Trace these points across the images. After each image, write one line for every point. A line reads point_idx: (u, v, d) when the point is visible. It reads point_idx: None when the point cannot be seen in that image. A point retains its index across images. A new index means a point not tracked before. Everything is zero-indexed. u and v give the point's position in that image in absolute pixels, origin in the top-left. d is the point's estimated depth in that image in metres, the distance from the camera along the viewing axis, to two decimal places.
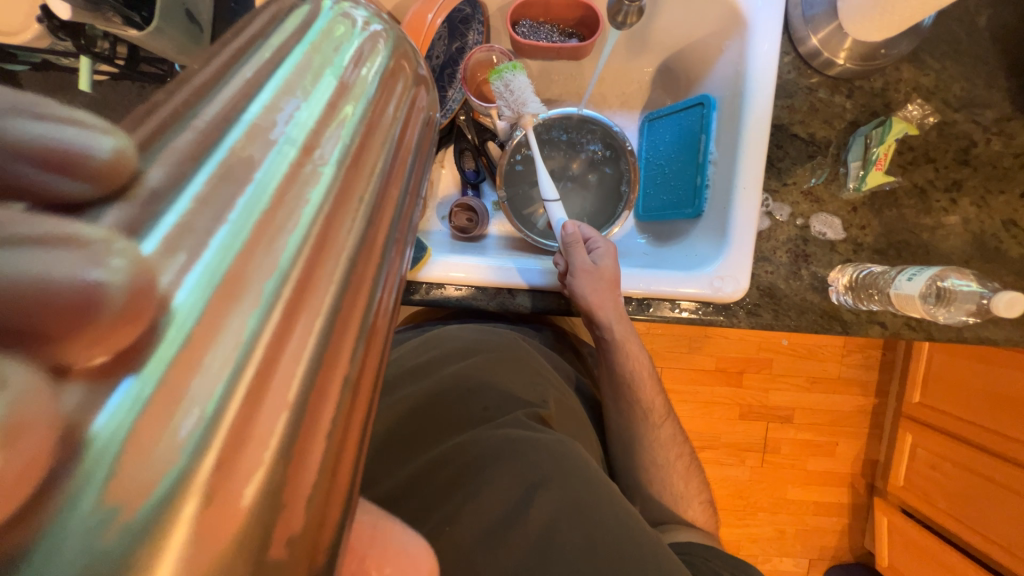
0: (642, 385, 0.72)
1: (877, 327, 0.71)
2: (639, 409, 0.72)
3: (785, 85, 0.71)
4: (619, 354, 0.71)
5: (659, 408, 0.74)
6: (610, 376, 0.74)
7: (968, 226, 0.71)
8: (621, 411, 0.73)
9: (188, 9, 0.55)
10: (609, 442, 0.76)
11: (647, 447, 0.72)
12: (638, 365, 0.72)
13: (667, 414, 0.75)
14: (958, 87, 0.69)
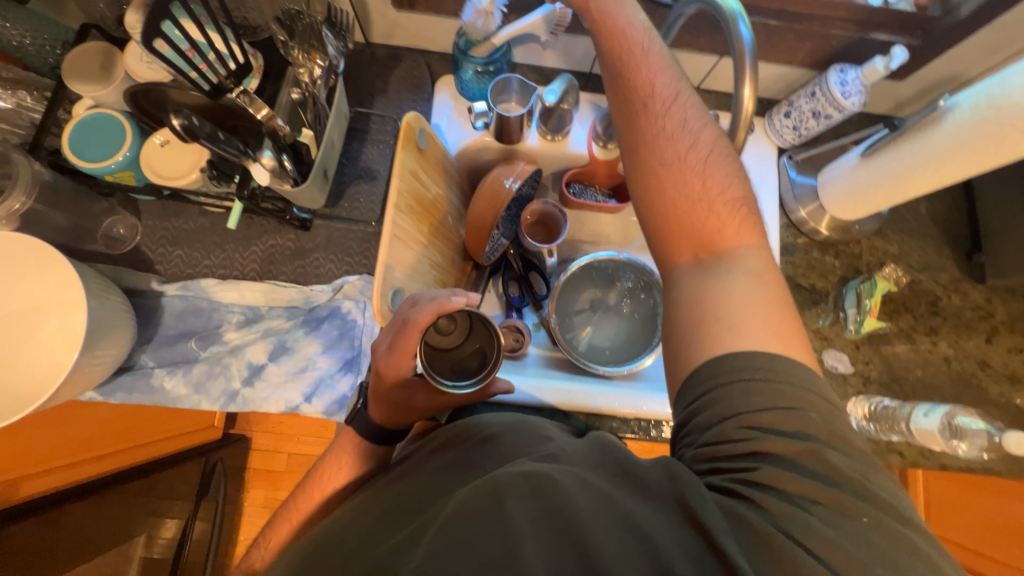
0: (702, 164, 0.51)
1: (896, 455, 0.78)
2: (692, 235, 0.49)
3: (785, 244, 0.88)
4: (659, 162, 0.52)
5: (731, 215, 0.50)
6: (648, 185, 0.52)
7: (950, 365, 0.85)
8: (668, 252, 0.51)
9: (325, 170, 0.68)
10: (675, 308, 0.48)
11: (744, 336, 0.44)
12: (694, 163, 0.51)
13: (745, 228, 0.50)
14: (916, 255, 0.88)
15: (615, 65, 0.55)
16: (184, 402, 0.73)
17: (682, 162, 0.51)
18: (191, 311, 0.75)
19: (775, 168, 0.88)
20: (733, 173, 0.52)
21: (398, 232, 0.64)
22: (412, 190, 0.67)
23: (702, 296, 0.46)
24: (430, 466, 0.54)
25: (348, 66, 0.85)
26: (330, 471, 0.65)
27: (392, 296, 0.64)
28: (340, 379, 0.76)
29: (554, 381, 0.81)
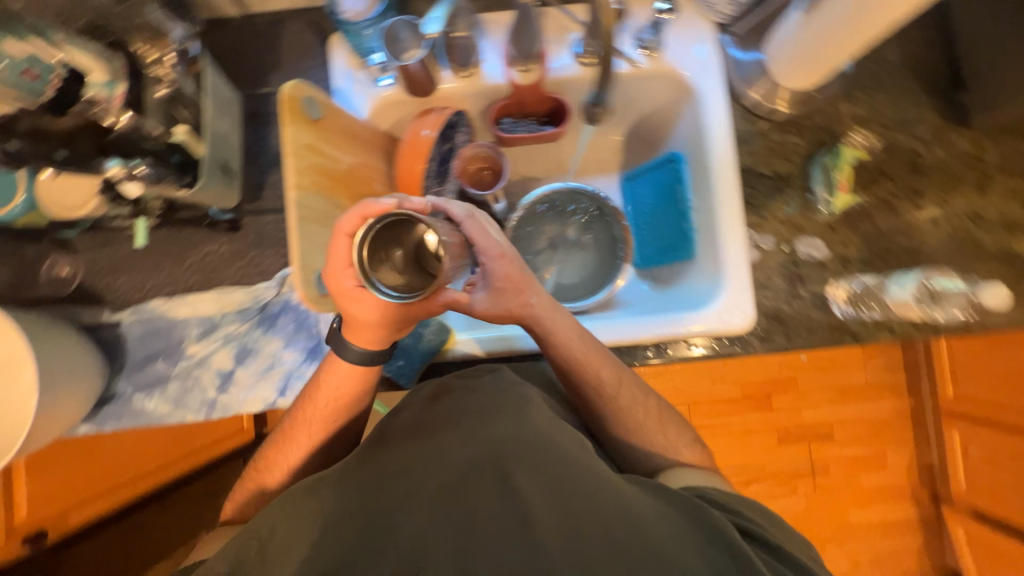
0: (604, 382, 0.70)
1: (885, 332, 0.75)
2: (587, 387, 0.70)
3: (740, 133, 0.80)
4: (567, 364, 0.69)
5: (601, 356, 0.70)
6: (562, 375, 0.71)
7: (938, 226, 0.78)
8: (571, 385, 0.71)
9: (224, 164, 0.65)
10: (575, 378, 0.70)
11: (609, 390, 0.71)
12: (591, 369, 0.69)
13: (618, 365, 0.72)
14: (891, 112, 0.79)
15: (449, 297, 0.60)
16: (170, 418, 0.76)
17: (596, 383, 0.70)
18: (152, 333, 0.77)
19: (717, 48, 0.79)
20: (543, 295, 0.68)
21: (307, 213, 0.61)
22: (314, 166, 0.63)
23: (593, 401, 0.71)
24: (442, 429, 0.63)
25: (234, 47, 0.79)
26: (313, 401, 0.68)
27: (319, 279, 0.61)
28: (308, 369, 0.76)
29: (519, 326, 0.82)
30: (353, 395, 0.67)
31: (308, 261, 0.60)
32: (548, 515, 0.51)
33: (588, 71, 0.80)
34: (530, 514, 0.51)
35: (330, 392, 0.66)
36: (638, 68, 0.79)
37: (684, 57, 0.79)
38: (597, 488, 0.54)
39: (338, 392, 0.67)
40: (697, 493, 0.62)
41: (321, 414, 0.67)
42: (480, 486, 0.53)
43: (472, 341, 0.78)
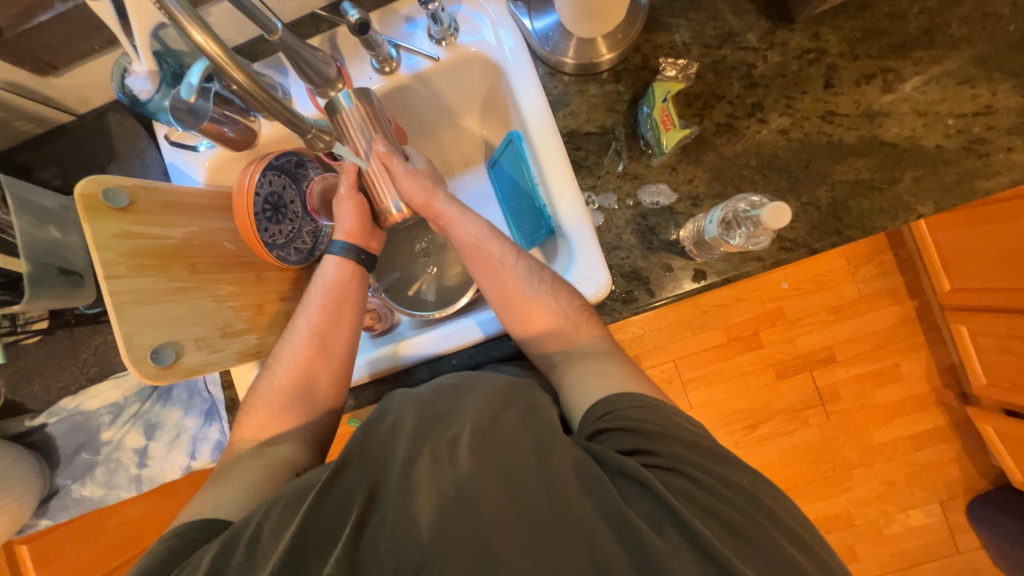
0: (545, 300, 0.68)
1: (753, 263, 0.71)
2: (526, 310, 0.69)
3: (559, 98, 0.77)
4: (504, 287, 0.70)
5: (542, 280, 0.69)
6: (501, 302, 0.70)
7: (789, 136, 0.72)
8: (512, 317, 0.70)
9: (61, 268, 0.70)
10: (527, 307, 0.69)
11: (570, 333, 0.67)
12: (526, 285, 0.69)
13: (563, 288, 0.69)
14: (711, 27, 0.73)
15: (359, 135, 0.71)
16: (108, 499, 0.84)
17: (539, 303, 0.68)
18: (72, 428, 0.84)
19: (511, 17, 0.76)
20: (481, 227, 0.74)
21: (127, 298, 0.64)
22: (129, 251, 0.67)
23: (535, 329, 0.68)
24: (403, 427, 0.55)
25: (72, 151, 0.84)
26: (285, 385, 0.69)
27: (156, 354, 0.65)
28: (209, 430, 0.82)
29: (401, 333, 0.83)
30: (345, 288, 0.76)
31: (136, 342, 0.64)
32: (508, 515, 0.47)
33: (390, 78, 0.78)
34: (495, 521, 0.47)
35: (324, 283, 0.75)
36: (437, 61, 0.77)
37: (480, 37, 0.77)
38: (560, 483, 0.48)
39: (334, 282, 0.75)
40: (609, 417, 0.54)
41: (319, 306, 0.73)
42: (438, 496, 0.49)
43: None
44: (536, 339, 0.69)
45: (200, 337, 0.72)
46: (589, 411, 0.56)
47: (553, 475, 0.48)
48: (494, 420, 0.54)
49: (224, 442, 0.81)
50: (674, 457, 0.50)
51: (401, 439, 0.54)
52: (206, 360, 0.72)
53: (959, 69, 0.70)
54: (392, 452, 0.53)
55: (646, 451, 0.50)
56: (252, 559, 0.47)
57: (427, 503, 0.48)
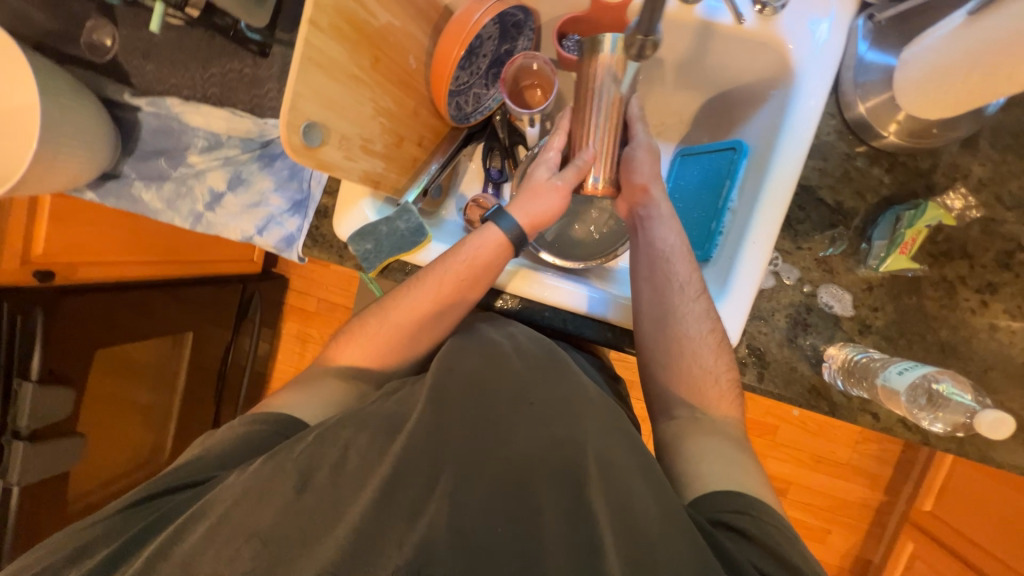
0: (701, 349, 0.64)
1: (868, 416, 0.67)
2: (676, 343, 0.64)
3: (820, 146, 0.69)
4: (667, 312, 0.66)
5: (709, 330, 0.64)
6: (652, 321, 0.67)
7: (995, 335, 0.66)
8: (654, 340, 0.66)
9: None
10: (678, 341, 0.64)
11: (703, 391, 0.63)
12: (692, 323, 0.64)
13: (723, 349, 0.65)
14: (1015, 185, 0.64)
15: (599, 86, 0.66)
16: (160, 216, 0.80)
17: (693, 349, 0.64)
18: (163, 130, 0.78)
19: (844, 32, 0.65)
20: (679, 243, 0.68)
21: (313, 56, 0.57)
22: (340, 8, 0.58)
23: (672, 365, 0.65)
24: (508, 373, 0.59)
25: None
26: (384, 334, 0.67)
27: (307, 130, 0.59)
28: (288, 220, 0.77)
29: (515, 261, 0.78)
30: (488, 269, 0.67)
31: (299, 106, 0.57)
32: (606, 525, 0.46)
33: (683, 7, 0.67)
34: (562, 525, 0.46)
35: (472, 257, 0.66)
36: (741, 26, 0.66)
37: (799, 30, 0.66)
38: (667, 521, 0.46)
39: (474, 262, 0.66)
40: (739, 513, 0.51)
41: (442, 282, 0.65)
42: (538, 481, 0.49)
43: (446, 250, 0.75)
44: (666, 371, 0.65)
45: (346, 137, 0.65)
46: (715, 504, 0.52)
47: (661, 507, 0.48)
48: (593, 428, 0.55)
49: (295, 239, 0.77)
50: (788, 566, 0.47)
51: (502, 403, 0.56)
52: (341, 161, 0.66)
53: None
54: (493, 414, 0.55)
55: (763, 553, 0.48)
56: (324, 445, 0.51)
57: (527, 475, 0.49)
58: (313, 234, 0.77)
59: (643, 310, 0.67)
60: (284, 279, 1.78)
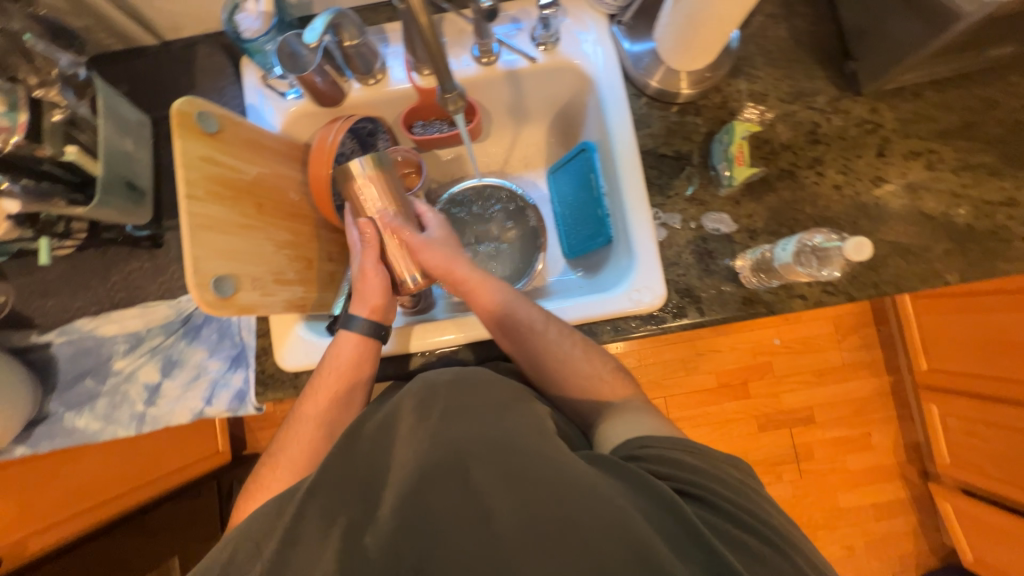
0: (576, 364, 0.71)
1: (798, 299, 0.76)
2: (556, 365, 0.71)
3: (640, 118, 0.83)
4: (532, 351, 0.71)
5: (575, 343, 0.72)
6: (529, 364, 0.72)
7: (843, 192, 0.79)
8: (537, 373, 0.72)
9: (128, 182, 0.69)
10: (558, 367, 0.71)
11: (601, 389, 0.70)
12: (559, 348, 0.71)
13: (593, 350, 0.73)
14: (786, 85, 0.81)
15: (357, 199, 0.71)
16: (102, 435, 0.79)
17: (573, 367, 0.71)
18: (82, 352, 0.79)
19: (609, 38, 0.82)
20: (513, 295, 0.75)
21: (200, 221, 0.63)
22: (209, 176, 0.66)
23: (558, 380, 0.71)
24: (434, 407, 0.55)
25: (149, 73, 0.83)
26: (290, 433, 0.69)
27: (217, 284, 0.64)
28: (232, 376, 0.78)
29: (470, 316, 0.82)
30: (357, 367, 0.72)
31: (203, 266, 0.62)
32: (506, 509, 0.46)
33: (487, 68, 0.82)
34: (487, 512, 0.46)
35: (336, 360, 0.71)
36: (535, 63, 0.82)
37: (578, 49, 0.82)
38: (570, 480, 0.47)
39: (346, 365, 0.72)
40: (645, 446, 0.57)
41: (332, 391, 0.70)
42: (439, 489, 0.48)
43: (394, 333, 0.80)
44: (560, 394, 0.72)
45: (257, 277, 0.71)
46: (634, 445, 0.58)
47: (559, 472, 0.48)
48: (494, 420, 0.53)
49: (246, 391, 0.77)
50: (687, 468, 0.54)
51: (406, 426, 0.54)
52: (259, 300, 0.70)
53: (991, 163, 0.79)
54: (397, 451, 0.53)
55: (669, 463, 0.54)
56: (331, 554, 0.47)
57: (429, 497, 0.48)
58: (261, 379, 0.78)
59: (517, 358, 0.73)
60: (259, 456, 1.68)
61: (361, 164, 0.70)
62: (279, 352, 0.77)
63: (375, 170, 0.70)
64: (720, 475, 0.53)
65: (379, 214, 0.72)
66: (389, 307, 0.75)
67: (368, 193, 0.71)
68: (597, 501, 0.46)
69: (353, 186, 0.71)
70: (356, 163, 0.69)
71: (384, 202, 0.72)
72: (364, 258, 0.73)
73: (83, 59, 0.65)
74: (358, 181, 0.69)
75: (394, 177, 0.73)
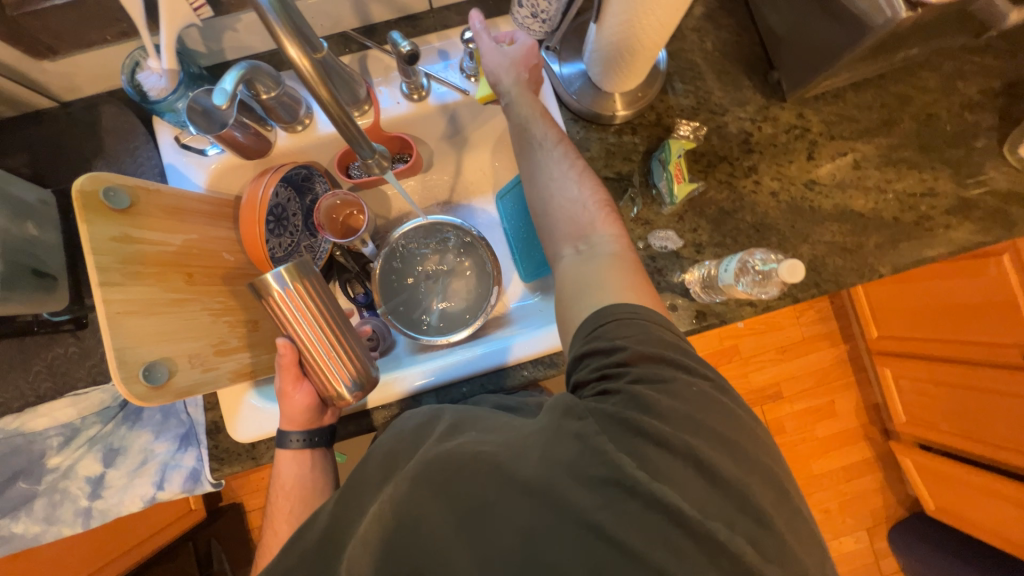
0: (591, 215, 0.66)
1: (748, 307, 0.78)
2: (579, 234, 0.65)
3: (578, 142, 0.83)
4: (545, 181, 0.68)
5: (599, 207, 0.67)
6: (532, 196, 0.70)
7: (778, 198, 0.82)
8: (556, 243, 0.67)
9: (35, 269, 0.63)
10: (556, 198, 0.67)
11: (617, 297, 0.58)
12: (585, 205, 0.66)
13: (615, 217, 0.67)
14: (716, 97, 0.83)
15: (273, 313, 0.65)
16: (47, 536, 0.73)
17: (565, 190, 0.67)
18: (8, 453, 0.71)
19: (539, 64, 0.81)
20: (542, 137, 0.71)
21: (120, 308, 0.58)
22: (126, 257, 0.61)
23: (582, 275, 0.62)
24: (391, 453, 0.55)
25: (50, 139, 0.76)
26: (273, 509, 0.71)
27: (148, 372, 0.60)
28: (183, 457, 0.74)
29: (432, 361, 0.81)
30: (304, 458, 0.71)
31: (128, 357, 0.58)
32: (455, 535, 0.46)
33: (418, 105, 0.80)
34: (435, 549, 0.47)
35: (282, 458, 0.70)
36: (467, 95, 0.80)
37: None
38: (509, 494, 0.46)
39: (292, 483, 0.70)
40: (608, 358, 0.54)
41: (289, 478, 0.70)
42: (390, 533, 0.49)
43: None
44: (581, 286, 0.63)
45: (194, 354, 0.66)
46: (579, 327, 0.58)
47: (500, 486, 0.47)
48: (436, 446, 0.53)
49: (200, 470, 0.73)
50: (616, 336, 0.55)
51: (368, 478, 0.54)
52: (199, 378, 0.67)
53: (910, 156, 0.83)
54: None
55: (604, 341, 0.55)
56: None
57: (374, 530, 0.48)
58: (215, 455, 0.74)
59: (537, 207, 0.69)
60: (236, 508, 1.61)
61: (276, 278, 0.62)
62: (230, 424, 0.74)
63: (298, 282, 0.63)
64: (645, 340, 0.54)
65: (303, 328, 0.64)
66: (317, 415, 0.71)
67: (287, 309, 0.63)
68: (538, 489, 0.46)
69: (270, 301, 0.63)
70: (269, 278, 0.62)
71: (306, 317, 0.64)
72: (285, 378, 0.68)
73: None
74: (274, 296, 0.62)
75: (318, 283, 0.65)
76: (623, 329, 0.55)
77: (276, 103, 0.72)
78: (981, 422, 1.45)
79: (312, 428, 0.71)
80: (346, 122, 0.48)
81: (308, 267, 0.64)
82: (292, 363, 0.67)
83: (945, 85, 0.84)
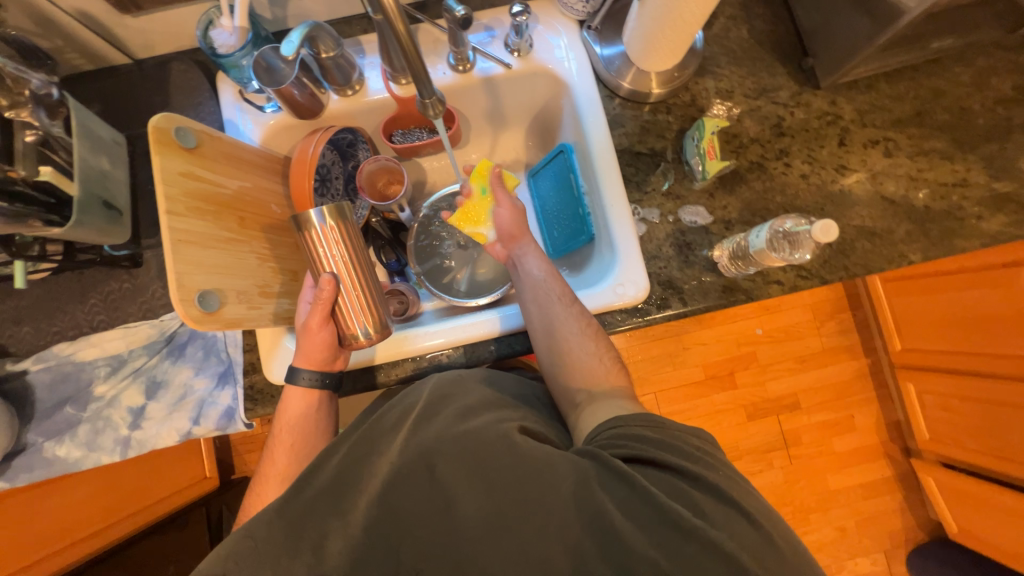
0: (583, 342, 0.71)
1: (775, 285, 0.79)
2: (561, 353, 0.71)
3: (614, 118, 0.86)
4: (538, 313, 0.74)
5: (584, 328, 0.72)
6: (532, 315, 0.75)
7: (809, 180, 0.83)
8: (543, 360, 0.73)
9: (104, 202, 0.68)
10: (553, 326, 0.72)
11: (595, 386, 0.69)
12: (571, 325, 0.71)
13: (596, 333, 0.72)
14: (750, 82, 0.85)
15: (309, 248, 0.67)
16: (85, 462, 0.78)
17: (562, 318, 0.72)
18: (60, 378, 0.77)
19: (580, 45, 0.85)
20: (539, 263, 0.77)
21: (182, 236, 0.62)
22: (190, 191, 0.65)
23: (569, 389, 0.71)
24: (419, 428, 0.58)
25: (123, 92, 0.82)
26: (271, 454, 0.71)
27: (202, 299, 0.63)
28: (219, 394, 0.77)
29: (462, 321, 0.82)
30: (309, 412, 0.72)
31: (186, 281, 0.61)
32: (475, 501, 0.51)
33: (463, 76, 0.84)
34: (451, 498, 0.51)
35: (282, 406, 0.72)
36: (510, 69, 0.84)
37: (552, 54, 0.85)
38: (530, 469, 0.52)
39: (297, 419, 0.72)
40: (633, 436, 0.56)
41: (288, 430, 0.71)
42: (409, 487, 0.52)
43: (398, 338, 0.80)
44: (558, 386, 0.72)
45: (242, 291, 0.70)
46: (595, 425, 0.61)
47: (520, 466, 0.52)
48: (455, 420, 0.58)
49: (235, 409, 0.76)
50: (633, 433, 0.56)
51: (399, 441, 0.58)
52: (245, 314, 0.70)
53: (942, 148, 0.84)
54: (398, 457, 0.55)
55: (626, 436, 0.56)
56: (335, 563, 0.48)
57: (405, 496, 0.52)
58: (250, 395, 0.77)
59: (533, 325, 0.74)
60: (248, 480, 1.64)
61: (320, 215, 0.65)
62: (264, 365, 0.76)
63: (338, 221, 0.67)
64: (670, 442, 0.55)
65: (335, 265, 0.67)
66: (333, 357, 0.73)
67: (324, 246, 0.67)
68: (547, 474, 0.51)
69: (311, 235, 0.66)
70: (312, 214, 0.65)
71: (343, 253, 0.67)
72: (310, 315, 0.69)
73: (55, 79, 0.65)
74: (317, 231, 0.65)
75: (353, 229, 0.69)
76: (641, 423, 0.57)
77: (332, 63, 0.77)
78: (1008, 444, 1.40)
79: (328, 367, 0.73)
80: (415, 61, 0.53)
81: (348, 211, 0.68)
82: (319, 301, 0.68)
83: (978, 80, 0.85)
